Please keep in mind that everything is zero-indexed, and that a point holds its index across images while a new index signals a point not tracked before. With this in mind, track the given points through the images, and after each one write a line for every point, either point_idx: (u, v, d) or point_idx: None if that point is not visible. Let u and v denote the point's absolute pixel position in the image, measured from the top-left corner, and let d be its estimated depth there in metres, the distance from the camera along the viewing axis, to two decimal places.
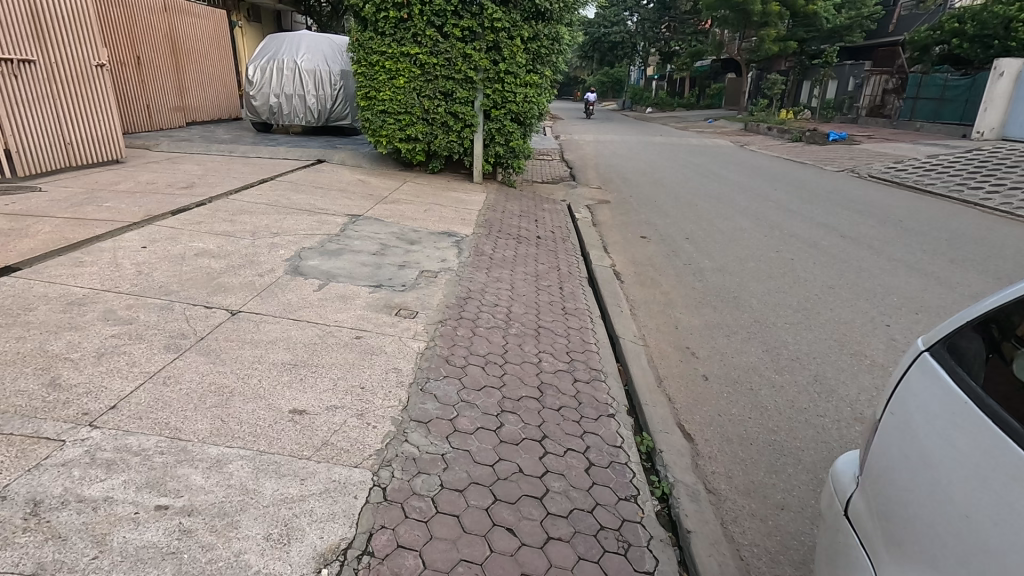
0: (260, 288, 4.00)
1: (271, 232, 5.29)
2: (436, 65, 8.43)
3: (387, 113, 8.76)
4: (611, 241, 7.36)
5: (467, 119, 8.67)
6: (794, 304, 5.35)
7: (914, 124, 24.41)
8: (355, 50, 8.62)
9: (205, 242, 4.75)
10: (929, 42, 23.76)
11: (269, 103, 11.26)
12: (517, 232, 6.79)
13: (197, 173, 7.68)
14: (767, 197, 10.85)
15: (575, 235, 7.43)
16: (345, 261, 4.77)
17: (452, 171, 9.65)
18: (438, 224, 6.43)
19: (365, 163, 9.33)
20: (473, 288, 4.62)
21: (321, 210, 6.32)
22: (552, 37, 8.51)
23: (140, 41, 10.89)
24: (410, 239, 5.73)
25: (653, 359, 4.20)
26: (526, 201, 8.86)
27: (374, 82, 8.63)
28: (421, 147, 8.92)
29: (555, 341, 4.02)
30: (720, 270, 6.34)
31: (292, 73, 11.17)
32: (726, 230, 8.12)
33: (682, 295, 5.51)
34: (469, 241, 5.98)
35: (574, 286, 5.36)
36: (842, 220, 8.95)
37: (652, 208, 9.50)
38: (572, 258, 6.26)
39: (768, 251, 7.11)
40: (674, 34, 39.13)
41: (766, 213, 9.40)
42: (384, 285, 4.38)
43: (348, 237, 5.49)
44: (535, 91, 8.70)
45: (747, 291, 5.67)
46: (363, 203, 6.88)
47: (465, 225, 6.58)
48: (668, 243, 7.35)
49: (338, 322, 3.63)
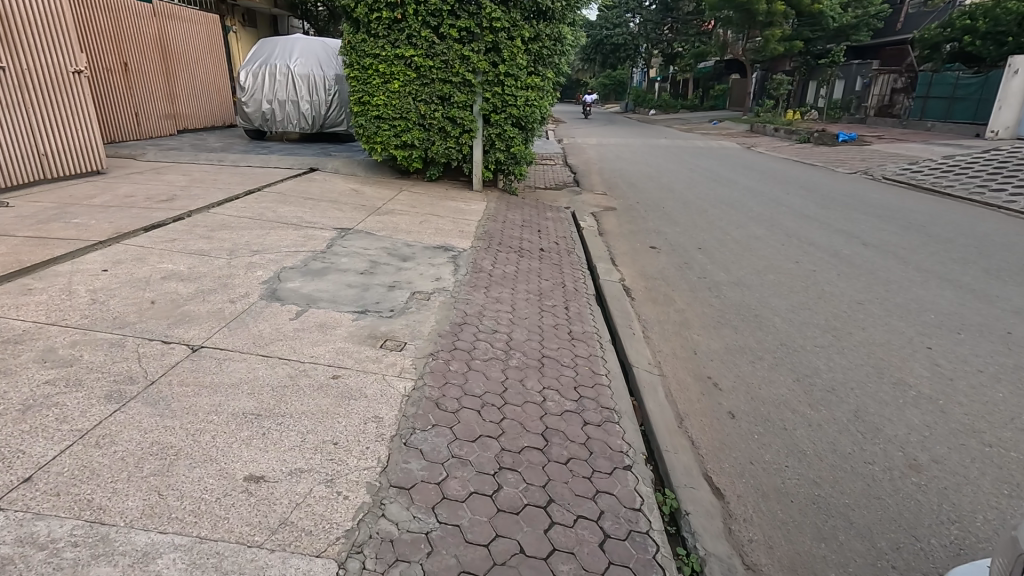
0: (229, 316, 3.57)
1: (251, 249, 4.87)
2: (432, 68, 8.02)
3: (381, 118, 8.34)
4: (619, 253, 6.91)
5: (466, 124, 8.25)
6: (822, 323, 4.88)
7: (924, 124, 23.92)
8: (347, 53, 8.21)
9: (175, 263, 4.33)
10: (939, 40, 23.29)
11: (261, 110, 10.88)
12: (518, 244, 6.35)
13: (181, 184, 7.28)
14: (781, 202, 10.38)
15: (581, 246, 6.99)
16: (328, 282, 4.33)
17: (451, 179, 9.23)
18: (434, 237, 5.99)
19: (360, 171, 8.92)
20: (469, 312, 4.18)
21: (309, 224, 5.90)
22: (554, 36, 8.09)
23: (128, 48, 10.56)
24: (403, 255, 5.28)
25: (671, 392, 3.74)
26: (528, 209, 8.43)
27: (367, 87, 8.21)
28: (417, 154, 8.51)
29: (561, 374, 3.57)
30: (738, 284, 5.88)
31: (285, 78, 10.79)
32: (741, 239, 7.65)
33: (699, 314, 5.05)
34: (466, 256, 5.53)
35: (581, 305, 4.90)
36: (863, 226, 8.47)
37: (661, 215, 9.04)
38: (577, 274, 5.80)
39: (787, 262, 6.64)
40: (677, 36, 38.76)
41: (782, 219, 8.93)
42: (370, 310, 3.94)
43: (335, 254, 5.06)
44: (538, 94, 8.27)
45: (769, 308, 5.21)
46: (355, 215, 6.47)
47: (463, 237, 6.15)
48: (679, 254, 6.89)
49: (314, 357, 3.20)
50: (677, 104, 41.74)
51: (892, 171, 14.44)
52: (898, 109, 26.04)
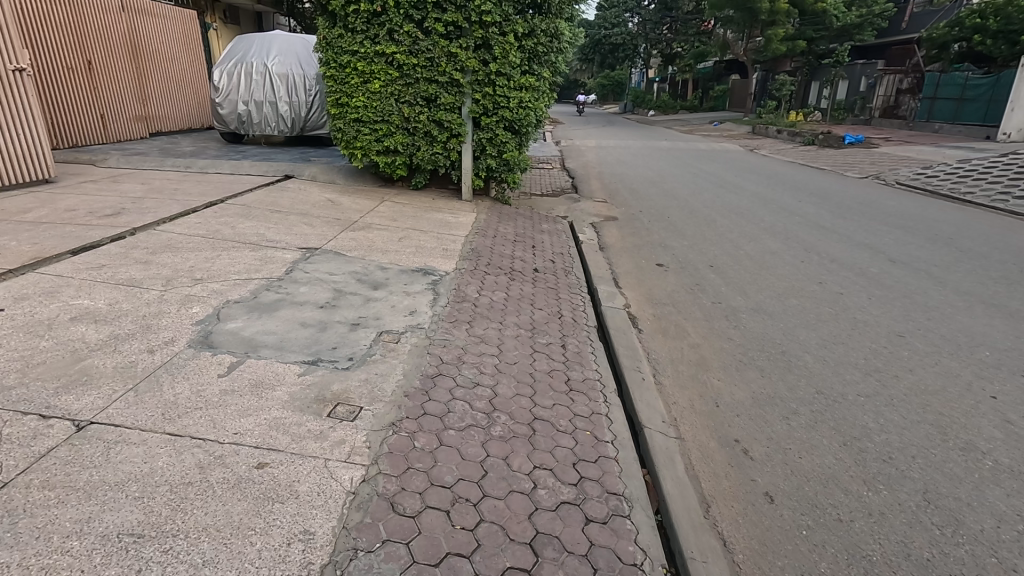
0: (141, 374, 2.86)
1: (193, 277, 4.15)
2: (416, 66, 7.31)
3: (361, 122, 7.63)
4: (622, 272, 6.20)
5: (454, 127, 7.55)
6: (862, 363, 4.18)
7: (932, 126, 23.30)
8: (322, 50, 7.49)
9: (94, 297, 3.62)
10: (948, 39, 22.65)
11: (237, 112, 10.16)
12: (509, 264, 5.65)
13: (137, 194, 6.57)
14: (793, 211, 9.69)
15: (580, 265, 6.30)
16: (278, 321, 3.63)
17: (439, 186, 8.50)
18: (413, 258, 5.28)
19: (340, 178, 8.22)
20: (447, 359, 3.46)
21: (271, 242, 5.20)
22: (551, 33, 7.40)
23: (92, 45, 9.83)
24: (374, 281, 4.57)
25: (693, 464, 3.03)
26: (522, 220, 7.74)
27: (345, 87, 7.50)
28: (401, 160, 7.80)
29: (556, 446, 2.86)
30: (758, 311, 5.19)
31: (262, 77, 10.10)
32: (756, 255, 6.96)
33: (717, 352, 4.34)
34: (448, 282, 4.81)
35: (580, 343, 4.18)
36: (887, 239, 7.78)
37: (666, 227, 8.35)
38: (576, 300, 5.09)
39: (811, 283, 5.94)
40: (676, 36, 38.11)
41: (798, 231, 8.24)
42: (324, 359, 3.24)
43: (294, 281, 4.35)
44: (533, 96, 7.57)
45: (798, 343, 4.52)
46: (326, 231, 5.77)
47: (446, 258, 5.45)
48: (689, 274, 6.19)
49: (238, 435, 2.49)
50: (676, 105, 41.04)
51: (906, 176, 13.79)
52: (904, 110, 25.35)
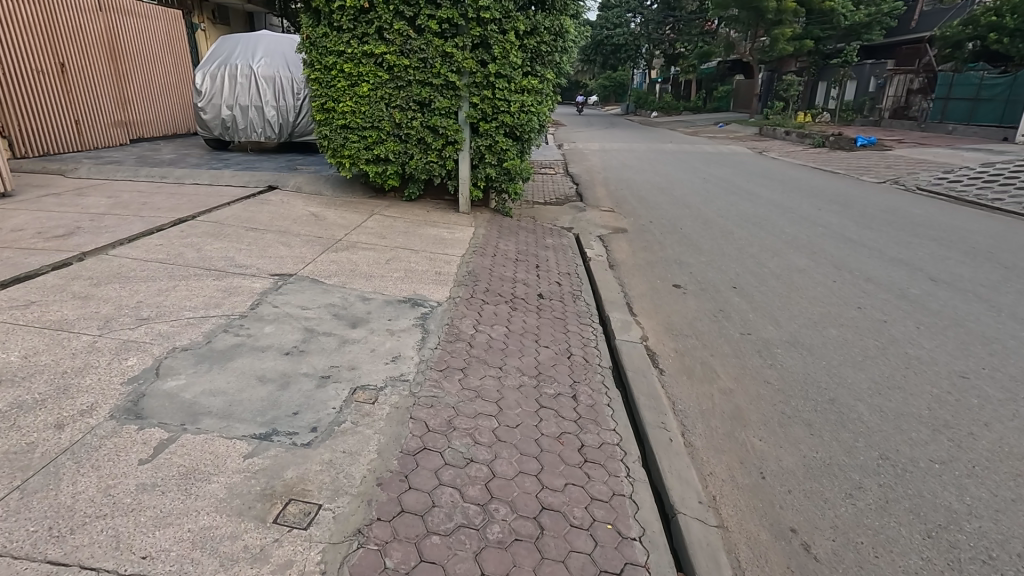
0: (37, 463, 2.22)
1: (137, 316, 3.52)
2: (408, 67, 6.69)
3: (348, 128, 7.00)
4: (636, 296, 5.56)
5: (450, 134, 6.93)
6: (926, 415, 3.56)
7: (945, 127, 22.72)
8: (305, 50, 6.84)
9: (8, 348, 2.99)
10: (962, 38, 21.88)
11: (221, 117, 9.54)
12: (510, 289, 5.02)
13: (100, 209, 5.97)
14: (814, 221, 9.07)
15: (589, 287, 5.67)
16: (229, 376, 3.00)
17: (434, 196, 7.87)
18: (401, 285, 4.65)
19: (327, 188, 7.61)
20: (434, 426, 2.83)
21: (239, 267, 4.58)
22: (555, 31, 6.80)
23: (65, 47, 9.22)
24: (353, 317, 3.93)
25: (743, 569, 2.41)
26: (525, 234, 7.11)
27: (331, 90, 6.86)
28: (393, 170, 7.18)
29: (571, 553, 2.23)
30: (794, 345, 4.56)
31: (248, 80, 9.49)
32: (782, 274, 6.33)
33: (754, 402, 3.71)
34: (440, 315, 4.18)
35: (595, 393, 3.55)
36: (921, 254, 7.16)
37: (681, 240, 7.72)
38: (586, 334, 4.45)
39: (849, 309, 5.30)
40: (679, 36, 37.45)
41: (823, 244, 7.61)
42: (281, 431, 2.61)
43: (259, 318, 3.72)
44: (535, 99, 6.96)
45: (846, 387, 3.89)
46: (305, 252, 5.16)
47: (438, 284, 4.81)
48: (711, 298, 5.55)
49: (146, 561, 1.85)
50: (679, 105, 40.44)
51: (927, 181, 13.17)
52: (915, 110, 24.98)
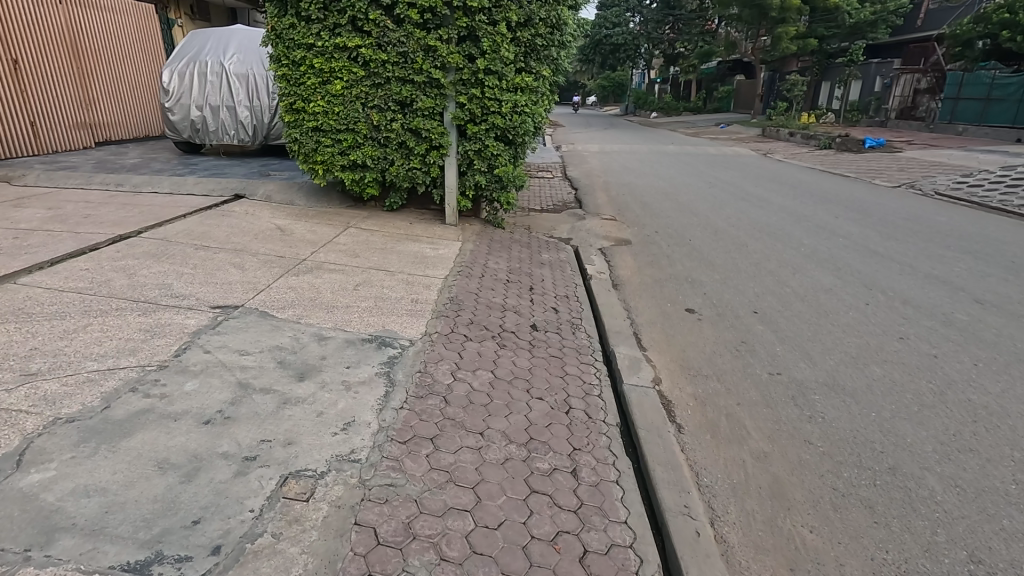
0: None
1: (20, 371, 2.79)
2: (386, 62, 5.96)
3: (321, 131, 6.27)
4: (644, 325, 4.84)
5: (434, 137, 6.21)
6: (1016, 492, 2.84)
7: (955, 127, 22.12)
8: (271, 44, 6.10)
9: None
10: (972, 36, 21.07)
11: (190, 118, 8.82)
12: (498, 320, 4.29)
13: (33, 223, 5.24)
14: (833, 230, 8.37)
15: (590, 314, 4.94)
16: (117, 464, 2.26)
17: (419, 206, 7.14)
18: (367, 317, 3.93)
19: (299, 197, 6.88)
20: (386, 536, 2.11)
21: (173, 297, 3.85)
22: (551, 22, 6.11)
23: (17, 42, 8.49)
24: (302, 365, 3.21)
25: None
26: (519, 249, 6.39)
27: (300, 88, 6.12)
28: (372, 177, 6.46)
29: None
30: (835, 389, 3.85)
31: (219, 78, 8.78)
32: (807, 295, 5.62)
33: (798, 472, 2.99)
34: (411, 359, 3.46)
35: (600, 466, 2.83)
36: (958, 269, 6.46)
37: (690, 253, 7.01)
38: (588, 379, 3.73)
39: (891, 341, 4.59)
40: (678, 36, 36.76)
41: (847, 258, 6.91)
42: (168, 556, 1.89)
43: (181, 370, 2.98)
44: (530, 99, 6.25)
45: (908, 449, 3.17)
46: (260, 275, 4.44)
47: (412, 315, 4.09)
48: (730, 327, 4.84)
49: None
50: (679, 106, 39.79)
51: (945, 185, 12.50)
52: (922, 111, 24.42)
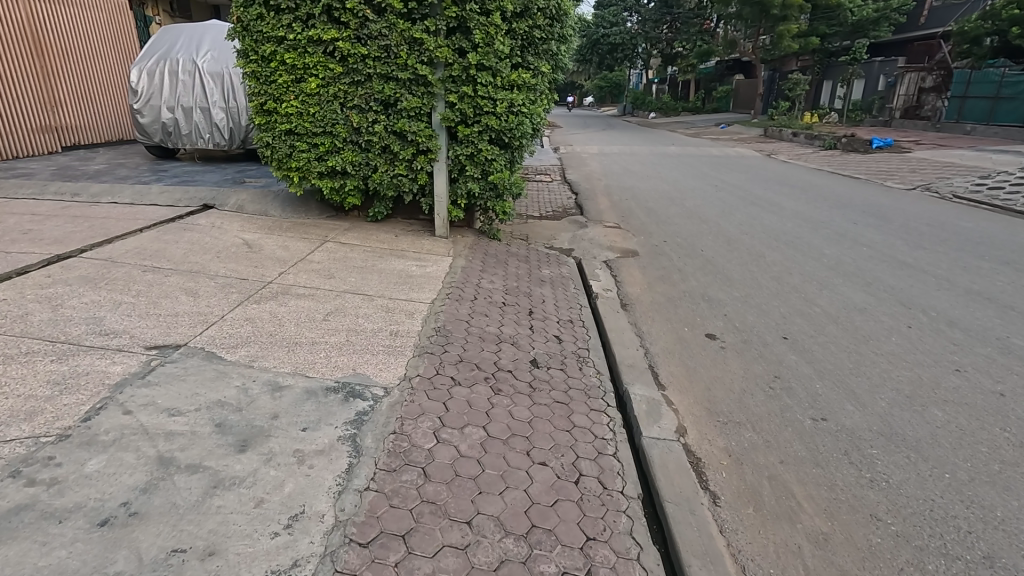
0: None
1: None
2: (366, 57, 5.33)
3: (295, 134, 5.64)
4: (660, 357, 4.22)
5: (422, 140, 5.58)
6: None
7: (962, 127, 21.64)
8: (237, 37, 5.45)
9: None
10: (980, 33, 20.45)
11: (161, 120, 8.16)
12: (491, 356, 3.65)
13: None
14: (855, 238, 7.77)
15: (598, 344, 4.31)
16: None
17: (405, 216, 6.49)
18: (336, 358, 3.30)
19: (274, 206, 6.25)
20: None
21: (102, 336, 3.21)
22: (550, 13, 5.53)
23: None
24: (246, 429, 2.56)
25: None
26: (517, 264, 5.76)
27: (271, 87, 5.48)
28: (353, 185, 5.83)
29: None
30: (894, 440, 3.23)
31: (191, 77, 8.13)
32: (840, 317, 5.01)
33: (871, 566, 2.37)
34: (385, 415, 2.82)
35: (622, 564, 2.21)
36: (1000, 284, 5.87)
37: (704, 267, 6.39)
38: (600, 432, 3.10)
39: (947, 374, 3.98)
40: (676, 35, 36.14)
41: (876, 271, 6.31)
42: None
43: (85, 441, 2.34)
44: (527, 98, 5.63)
45: (1002, 530, 2.55)
46: (215, 304, 3.80)
47: (389, 352, 3.45)
48: (759, 359, 4.22)
49: None
50: (677, 105, 39.27)
51: (963, 187, 11.93)
52: (927, 110, 23.87)
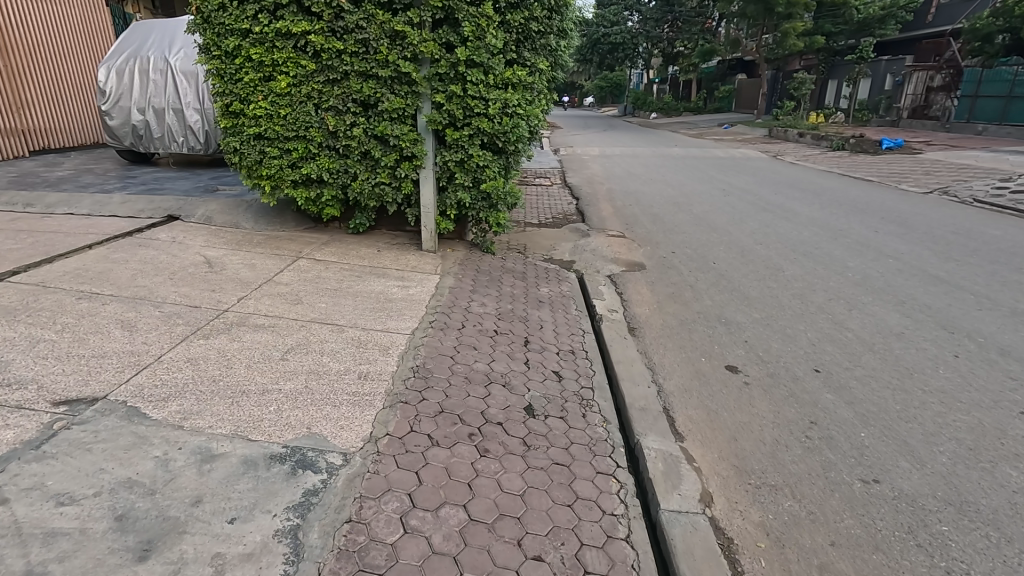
0: None
1: None
2: (342, 53, 4.77)
3: (265, 139, 5.07)
4: (677, 397, 3.65)
5: (406, 145, 5.01)
6: None
7: (974, 126, 21.17)
8: (198, 30, 4.88)
9: None
10: (992, 31, 19.19)
11: (131, 122, 7.65)
12: (478, 404, 3.07)
13: None
14: (878, 249, 7.18)
15: (605, 382, 3.72)
16: None
17: (390, 228, 5.93)
18: (288, 412, 2.72)
19: (246, 217, 5.69)
20: None
21: (3, 388, 2.64)
22: (548, 4, 4.97)
23: None
24: (153, 526, 1.98)
25: None
26: (513, 282, 5.19)
27: (237, 86, 4.91)
28: (330, 195, 5.27)
29: None
30: (967, 512, 2.66)
31: (163, 77, 7.57)
32: (877, 344, 4.44)
33: None
34: (339, 495, 2.25)
35: None
36: None
37: (719, 283, 5.81)
38: (610, 506, 2.52)
39: (1012, 420, 3.40)
40: (678, 34, 35.57)
41: (908, 287, 5.73)
42: None
43: None
44: (523, 98, 5.06)
45: None
46: (153, 341, 3.23)
47: (355, 404, 2.87)
48: (790, 400, 3.64)
49: None
50: (679, 106, 38.70)
51: (984, 191, 11.35)
52: (936, 109, 23.25)
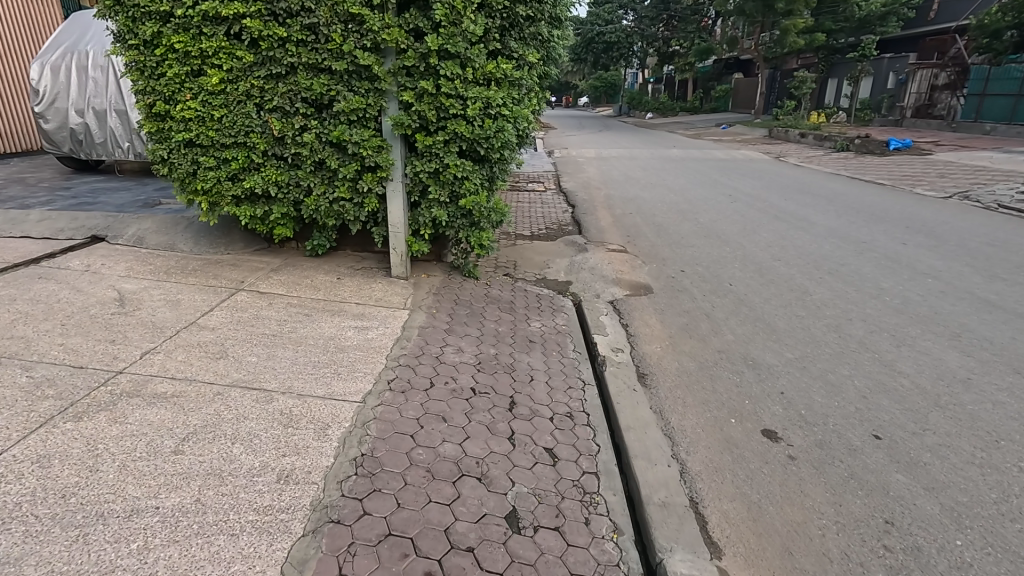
0: None
1: None
2: (287, 41, 3.93)
3: (198, 147, 4.21)
4: (706, 483, 2.81)
5: (367, 153, 4.16)
6: None
7: (981, 126, 20.44)
8: (112, 16, 4.02)
9: None
10: (1001, 26, 18.48)
11: (69, 126, 6.78)
12: (441, 519, 2.22)
13: None
14: (912, 265, 6.38)
15: (612, 462, 2.87)
16: None
17: (355, 249, 5.08)
18: (153, 555, 1.85)
19: (184, 239, 4.83)
20: None
21: None
22: None
23: None
24: None
25: None
26: (498, 315, 4.34)
27: (159, 82, 4.05)
28: (280, 213, 4.40)
29: None
30: None
31: (104, 75, 6.73)
32: (944, 397, 3.61)
33: None
34: None
35: None
36: None
37: (739, 312, 4.98)
38: None
39: None
40: (674, 33, 34.91)
41: (959, 316, 4.91)
42: None
43: None
44: (509, 96, 4.21)
45: None
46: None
47: (262, 530, 2.01)
48: (853, 485, 2.80)
49: None
50: (675, 105, 38.02)
51: (1009, 195, 10.56)
52: (941, 109, 22.57)
